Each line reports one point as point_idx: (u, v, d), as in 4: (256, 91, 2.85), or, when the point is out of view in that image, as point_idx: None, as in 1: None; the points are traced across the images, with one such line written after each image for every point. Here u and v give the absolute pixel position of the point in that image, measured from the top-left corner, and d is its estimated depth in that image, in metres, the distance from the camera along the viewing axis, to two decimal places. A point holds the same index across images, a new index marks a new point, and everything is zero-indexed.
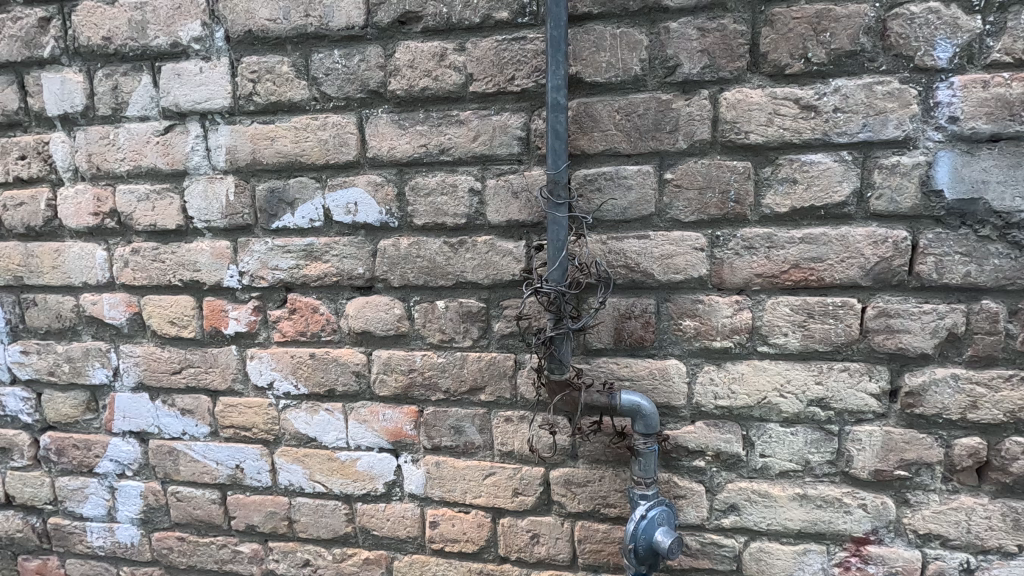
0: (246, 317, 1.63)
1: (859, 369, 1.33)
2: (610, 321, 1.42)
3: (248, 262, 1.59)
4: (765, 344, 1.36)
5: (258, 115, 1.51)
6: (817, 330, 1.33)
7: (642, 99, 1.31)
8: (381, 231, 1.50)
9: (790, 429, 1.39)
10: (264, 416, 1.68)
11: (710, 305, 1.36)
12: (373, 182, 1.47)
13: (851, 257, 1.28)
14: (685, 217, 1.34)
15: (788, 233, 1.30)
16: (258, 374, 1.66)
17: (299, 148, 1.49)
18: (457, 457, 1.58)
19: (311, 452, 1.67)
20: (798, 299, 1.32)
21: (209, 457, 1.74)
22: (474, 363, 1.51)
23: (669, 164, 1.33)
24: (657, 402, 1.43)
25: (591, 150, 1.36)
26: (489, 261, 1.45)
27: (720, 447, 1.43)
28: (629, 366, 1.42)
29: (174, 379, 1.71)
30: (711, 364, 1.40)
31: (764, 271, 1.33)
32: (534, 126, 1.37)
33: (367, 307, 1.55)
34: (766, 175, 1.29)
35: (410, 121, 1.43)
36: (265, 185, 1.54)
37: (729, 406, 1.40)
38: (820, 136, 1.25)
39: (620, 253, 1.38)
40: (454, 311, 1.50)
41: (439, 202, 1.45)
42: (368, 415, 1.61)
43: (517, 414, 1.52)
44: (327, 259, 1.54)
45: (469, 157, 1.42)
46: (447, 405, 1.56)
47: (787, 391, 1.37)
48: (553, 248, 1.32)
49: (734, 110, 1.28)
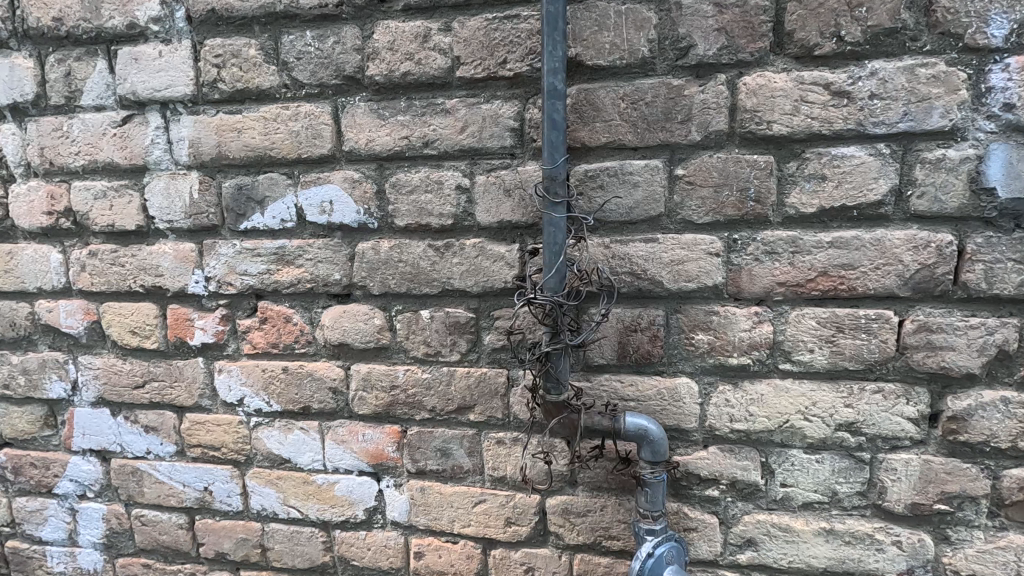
0: (212, 327, 1.48)
1: (895, 391, 1.18)
2: (613, 335, 1.27)
3: (214, 266, 1.44)
4: (787, 361, 1.21)
5: (224, 104, 1.36)
6: (848, 346, 1.17)
7: (650, 85, 1.16)
8: (359, 232, 1.36)
9: (815, 456, 1.24)
10: (234, 435, 1.54)
11: (726, 317, 1.21)
12: (349, 178, 1.33)
13: (887, 264, 1.13)
14: (698, 218, 1.19)
15: (816, 237, 1.15)
16: (227, 390, 1.51)
17: (268, 141, 1.35)
18: (443, 482, 1.43)
19: (284, 475, 1.52)
20: (826, 310, 1.17)
21: (175, 478, 1.59)
22: (463, 379, 1.37)
23: (681, 159, 1.18)
24: (666, 425, 1.28)
25: (593, 143, 1.20)
26: (479, 267, 1.30)
27: (736, 475, 1.27)
28: (635, 384, 1.27)
29: (137, 394, 1.57)
30: (726, 383, 1.25)
31: (787, 279, 1.17)
32: (528, 116, 1.22)
33: (345, 317, 1.40)
34: (790, 170, 1.14)
35: (391, 110, 1.28)
36: (232, 182, 1.39)
37: (747, 429, 1.25)
38: (853, 126, 1.10)
39: (625, 259, 1.23)
40: (440, 322, 1.35)
41: (423, 201, 1.30)
42: (346, 435, 1.46)
43: (510, 436, 1.37)
44: (300, 263, 1.39)
45: (456, 150, 1.27)
46: (433, 425, 1.41)
47: (812, 414, 1.22)
48: (550, 251, 1.16)
49: (755, 97, 1.13)
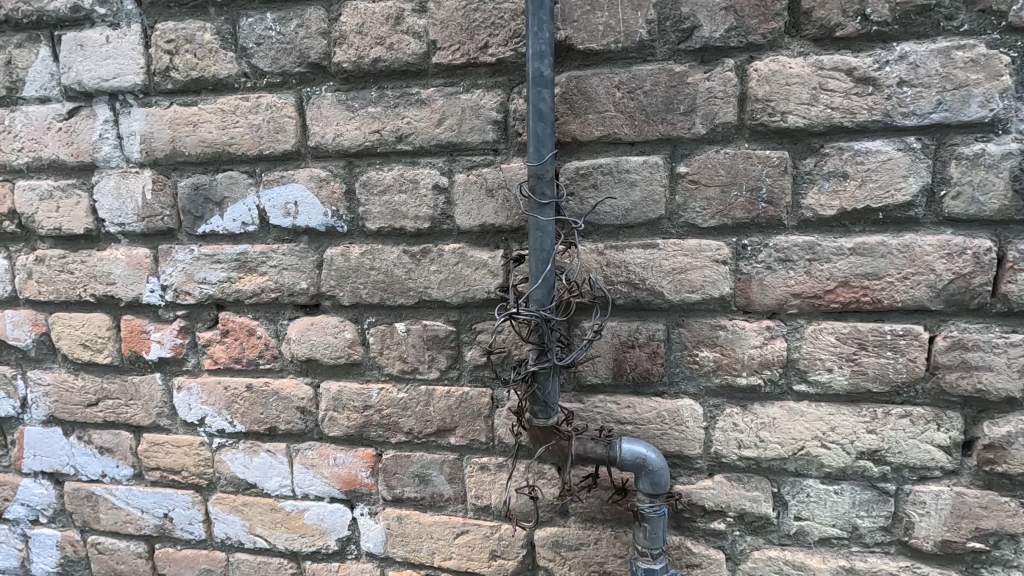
0: (170, 340, 1.35)
1: (924, 415, 1.05)
2: (608, 351, 1.14)
3: (170, 274, 1.31)
4: (802, 382, 1.08)
5: (178, 95, 1.23)
6: (871, 365, 1.04)
7: (649, 72, 1.03)
8: (327, 237, 1.23)
9: (833, 487, 1.10)
10: (195, 458, 1.40)
11: (734, 332, 1.09)
12: (315, 177, 1.20)
13: (917, 274, 1.00)
14: (703, 221, 1.06)
15: (836, 243, 1.02)
16: (187, 408, 1.38)
17: (226, 135, 1.21)
18: (422, 511, 1.30)
19: (250, 502, 1.39)
20: (847, 325, 1.04)
21: (133, 504, 1.46)
22: (442, 399, 1.24)
23: (684, 155, 1.05)
24: (667, 451, 1.15)
25: (585, 137, 1.07)
26: (459, 275, 1.17)
27: (745, 508, 1.14)
28: (632, 406, 1.14)
29: (90, 413, 1.44)
30: (734, 405, 1.12)
31: (803, 290, 1.04)
32: (513, 107, 1.09)
33: (313, 330, 1.27)
34: (807, 167, 1.01)
35: (360, 101, 1.15)
36: (188, 181, 1.26)
37: (757, 457, 1.12)
38: (880, 117, 0.97)
39: (621, 267, 1.10)
40: (417, 336, 1.22)
41: (396, 202, 1.17)
42: (316, 458, 1.33)
43: (495, 461, 1.24)
44: (263, 271, 1.26)
45: (433, 145, 1.14)
46: (410, 449, 1.28)
47: (831, 441, 1.09)
48: (538, 259, 1.04)
49: (768, 85, 1.00)
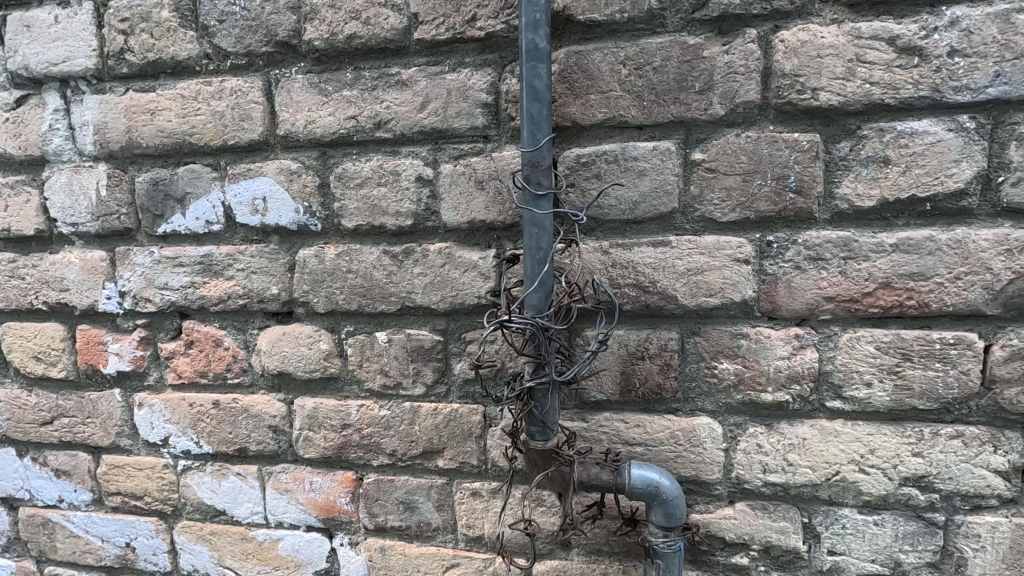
0: (129, 352, 1.22)
1: (978, 436, 0.91)
2: (614, 364, 1.01)
3: (129, 279, 1.19)
4: (836, 398, 0.94)
5: (134, 80, 1.11)
6: (917, 379, 0.91)
7: (659, 45, 0.91)
8: (299, 236, 1.10)
9: (873, 518, 0.96)
10: (158, 482, 1.27)
11: (758, 341, 0.95)
12: (286, 169, 1.07)
13: (972, 273, 0.87)
14: (722, 215, 0.93)
15: (875, 238, 0.89)
16: (149, 427, 1.25)
17: (186, 124, 1.09)
18: (407, 542, 1.17)
19: (218, 530, 1.26)
20: (888, 333, 0.91)
21: (92, 532, 1.33)
22: (429, 417, 1.11)
23: (699, 139, 0.92)
24: (682, 476, 1.02)
25: (586, 121, 0.95)
26: (445, 279, 1.04)
27: (771, 541, 1.00)
28: (642, 426, 1.01)
29: (44, 432, 1.31)
30: (758, 424, 0.98)
31: (838, 293, 0.91)
32: (505, 88, 0.97)
33: (286, 340, 1.14)
34: (842, 152, 0.88)
35: (334, 84, 1.03)
36: (146, 175, 1.14)
37: (784, 483, 0.98)
38: (927, 92, 0.84)
39: (629, 267, 0.97)
40: (400, 346, 1.09)
41: (375, 196, 1.04)
42: (290, 483, 1.20)
43: (487, 486, 1.11)
44: (230, 274, 1.14)
45: (415, 132, 1.01)
46: (394, 472, 1.15)
47: (870, 465, 0.95)
48: (534, 259, 0.91)
49: (796, 57, 0.87)
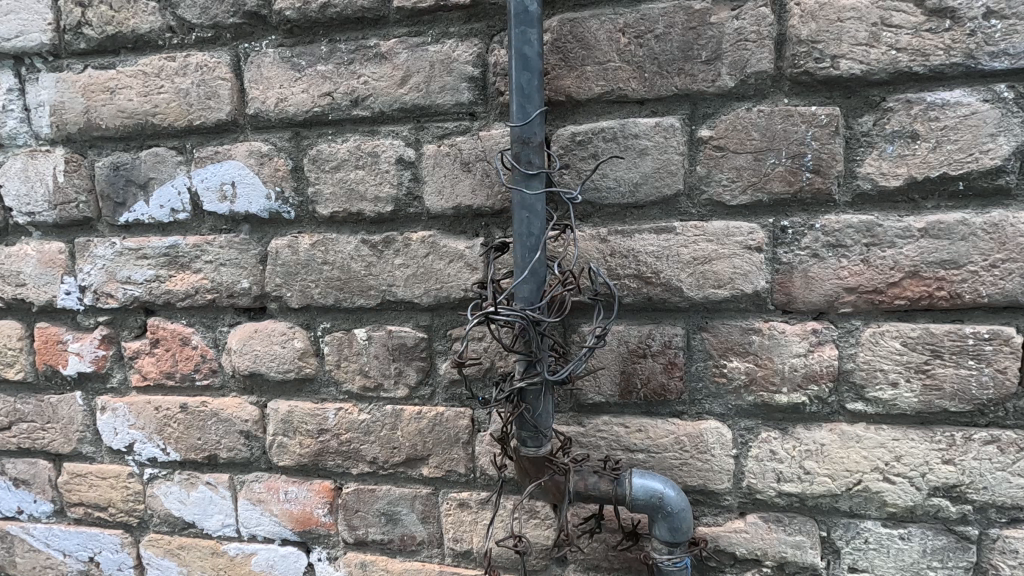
0: (91, 352, 1.13)
1: (1016, 442, 0.82)
2: (613, 363, 0.92)
3: (89, 273, 1.10)
4: (858, 400, 0.86)
5: (93, 57, 1.03)
6: (948, 379, 0.82)
7: (663, 11, 0.82)
8: (272, 224, 1.01)
9: (898, 532, 0.87)
10: (123, 492, 1.18)
11: (771, 337, 0.87)
12: (256, 151, 0.99)
13: (1009, 260, 0.78)
14: (731, 198, 0.84)
15: (902, 222, 0.80)
16: (113, 433, 1.16)
17: (149, 103, 1.01)
18: (390, 557, 1.08)
19: (188, 544, 1.17)
20: (916, 328, 0.82)
21: (53, 546, 1.24)
22: (413, 421, 1.02)
23: (706, 115, 0.84)
24: (687, 486, 0.93)
25: (582, 95, 0.86)
26: (429, 270, 0.95)
27: (786, 557, 0.91)
28: (644, 431, 0.92)
29: (3, 439, 1.22)
30: (772, 428, 0.89)
31: (860, 284, 0.83)
32: (493, 60, 0.89)
33: (258, 338, 1.05)
34: (865, 127, 0.80)
35: (308, 58, 0.94)
36: (107, 160, 1.05)
37: (801, 493, 0.90)
38: (960, 59, 0.75)
39: (629, 256, 0.88)
40: (381, 344, 1.01)
41: (352, 179, 0.96)
42: (264, 493, 1.11)
43: (476, 497, 1.02)
44: (197, 267, 1.05)
45: (395, 110, 0.93)
46: (376, 481, 1.06)
47: (896, 473, 0.86)
48: (525, 246, 0.82)
49: (814, 21, 0.78)
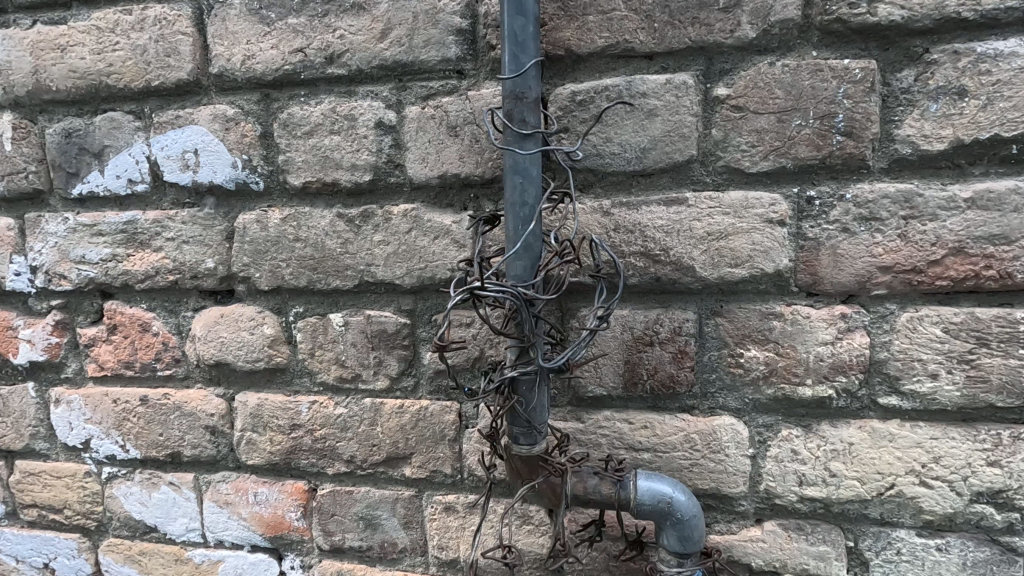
0: (43, 339, 1.03)
1: None
2: (617, 351, 0.82)
3: (40, 251, 1.00)
4: (892, 395, 0.76)
5: (42, 11, 0.93)
6: (995, 370, 0.73)
7: None
8: (239, 196, 0.92)
9: (935, 542, 0.78)
10: (79, 492, 1.08)
11: (794, 323, 0.77)
12: (221, 115, 0.89)
13: None
14: (751, 164, 0.75)
15: (947, 192, 0.71)
16: (68, 428, 1.06)
17: (102, 62, 0.91)
18: (369, 566, 0.98)
19: (149, 549, 1.07)
20: (959, 312, 0.73)
21: (5, 551, 1.14)
22: (394, 415, 0.92)
23: (723, 70, 0.74)
24: (698, 490, 0.83)
25: (583, 48, 0.77)
26: (412, 247, 0.86)
27: (808, 569, 0.81)
28: (651, 427, 0.83)
29: None
30: (793, 426, 0.80)
31: (896, 262, 0.73)
32: (483, 10, 0.79)
33: (224, 324, 0.96)
34: (904, 82, 0.71)
35: (277, 10, 0.85)
36: (58, 126, 0.95)
37: (825, 499, 0.80)
38: (1017, 2, 0.66)
39: (636, 230, 0.78)
40: (359, 330, 0.91)
41: (327, 146, 0.86)
42: (231, 495, 1.01)
43: (463, 500, 0.92)
44: (158, 245, 0.95)
45: (375, 67, 0.83)
46: (353, 482, 0.96)
47: (935, 476, 0.77)
48: (516, 216, 0.73)
49: None
